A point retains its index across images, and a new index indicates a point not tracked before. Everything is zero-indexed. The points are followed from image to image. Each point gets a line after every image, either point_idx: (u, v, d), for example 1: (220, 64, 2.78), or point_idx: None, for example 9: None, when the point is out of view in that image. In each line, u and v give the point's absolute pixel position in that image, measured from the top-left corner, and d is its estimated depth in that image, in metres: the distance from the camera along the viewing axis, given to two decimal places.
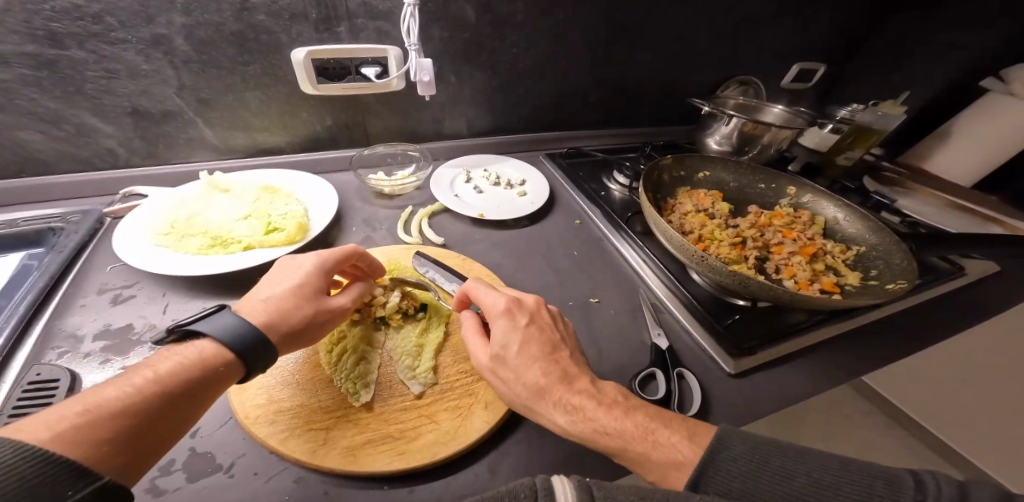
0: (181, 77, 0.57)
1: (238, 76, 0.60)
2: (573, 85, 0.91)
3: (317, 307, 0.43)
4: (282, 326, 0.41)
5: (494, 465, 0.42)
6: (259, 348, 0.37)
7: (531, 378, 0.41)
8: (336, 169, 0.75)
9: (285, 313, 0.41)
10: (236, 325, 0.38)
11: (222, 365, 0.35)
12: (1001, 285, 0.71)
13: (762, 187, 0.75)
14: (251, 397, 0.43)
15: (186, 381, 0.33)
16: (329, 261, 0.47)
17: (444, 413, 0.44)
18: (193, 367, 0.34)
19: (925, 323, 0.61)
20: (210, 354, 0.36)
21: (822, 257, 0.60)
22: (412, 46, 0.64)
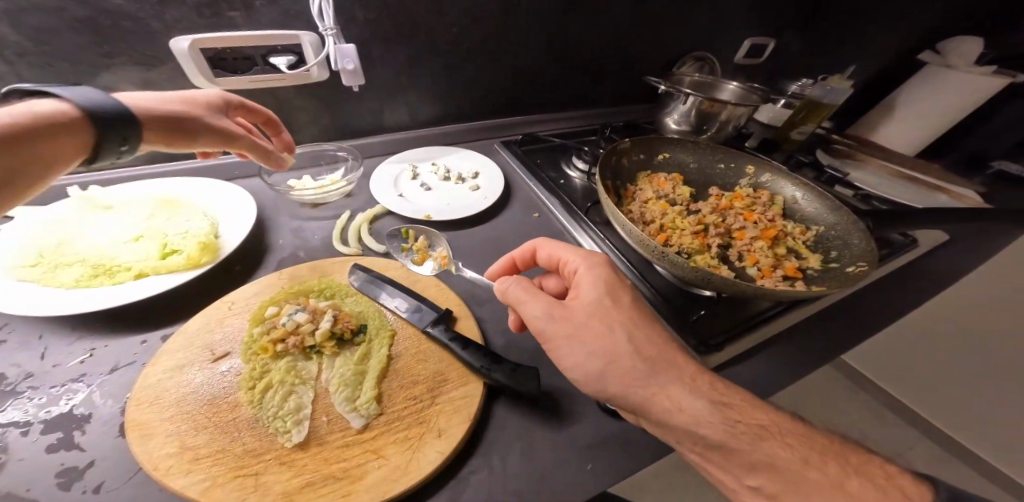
0: (21, 73, 0.45)
1: (105, 72, 0.49)
2: (523, 67, 0.84)
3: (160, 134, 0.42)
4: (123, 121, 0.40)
5: (454, 495, 0.37)
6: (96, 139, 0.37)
7: (646, 344, 0.38)
8: (244, 176, 0.64)
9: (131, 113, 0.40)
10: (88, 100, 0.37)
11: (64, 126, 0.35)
12: (948, 254, 0.73)
13: (722, 167, 0.73)
14: (159, 448, 0.36)
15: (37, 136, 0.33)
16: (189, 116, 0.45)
17: (391, 447, 0.38)
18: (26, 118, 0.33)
19: (884, 303, 0.62)
20: (53, 111, 0.35)
21: (783, 241, 0.59)
22: (327, 30, 0.55)
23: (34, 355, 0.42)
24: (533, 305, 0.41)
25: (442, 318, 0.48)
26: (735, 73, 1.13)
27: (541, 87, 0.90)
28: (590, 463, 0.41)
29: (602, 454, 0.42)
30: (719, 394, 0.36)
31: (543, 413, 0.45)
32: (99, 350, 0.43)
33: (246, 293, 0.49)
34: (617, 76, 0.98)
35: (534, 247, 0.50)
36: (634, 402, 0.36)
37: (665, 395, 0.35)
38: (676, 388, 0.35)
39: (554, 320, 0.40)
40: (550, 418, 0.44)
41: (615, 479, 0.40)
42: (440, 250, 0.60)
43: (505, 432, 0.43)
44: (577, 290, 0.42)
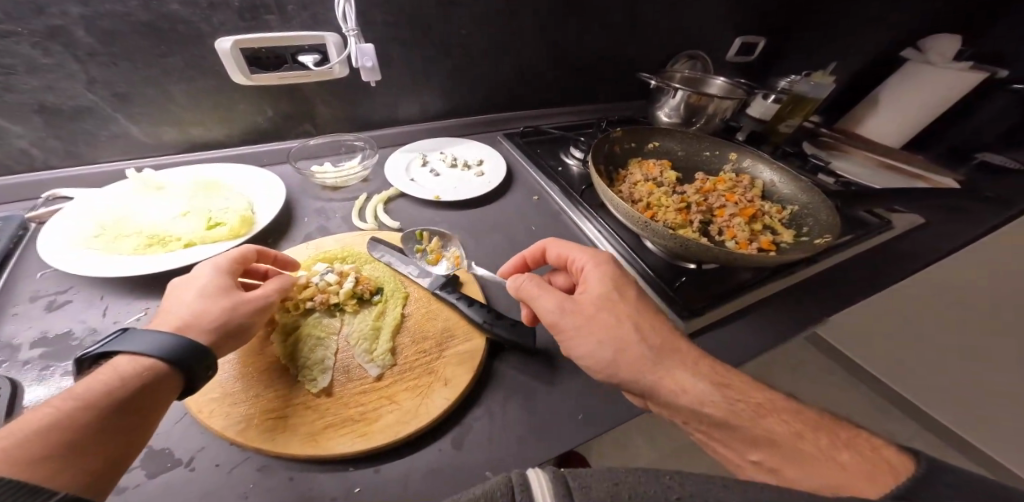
0: (89, 71, 0.52)
1: (158, 69, 0.55)
2: (526, 65, 0.90)
3: (231, 301, 0.39)
4: (200, 328, 0.37)
5: (459, 438, 0.43)
6: (187, 351, 0.34)
7: (654, 334, 0.43)
8: (274, 162, 0.71)
9: (197, 317, 0.37)
10: (157, 339, 0.34)
11: (150, 371, 0.32)
12: (925, 235, 0.78)
13: (707, 154, 0.79)
14: (203, 392, 0.41)
15: (121, 387, 0.30)
16: (222, 261, 0.43)
17: (404, 394, 0.44)
18: (115, 382, 0.31)
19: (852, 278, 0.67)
20: (132, 367, 0.32)
21: (761, 218, 0.65)
22: (350, 31, 0.62)
23: (97, 312, 0.47)
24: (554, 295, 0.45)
25: (450, 282, 0.54)
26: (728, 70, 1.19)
27: (543, 84, 0.96)
28: (580, 413, 0.47)
29: (592, 405, 0.47)
30: (721, 377, 0.40)
31: (540, 369, 0.50)
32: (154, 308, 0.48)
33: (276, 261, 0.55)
34: (614, 73, 1.03)
35: (543, 246, 0.55)
36: (645, 386, 0.41)
37: (671, 378, 0.40)
38: (680, 372, 0.40)
39: (563, 315, 0.45)
40: (546, 374, 0.50)
41: (604, 426, 0.46)
42: (452, 250, 0.62)
43: (505, 385, 0.48)
44: (585, 285, 0.48)
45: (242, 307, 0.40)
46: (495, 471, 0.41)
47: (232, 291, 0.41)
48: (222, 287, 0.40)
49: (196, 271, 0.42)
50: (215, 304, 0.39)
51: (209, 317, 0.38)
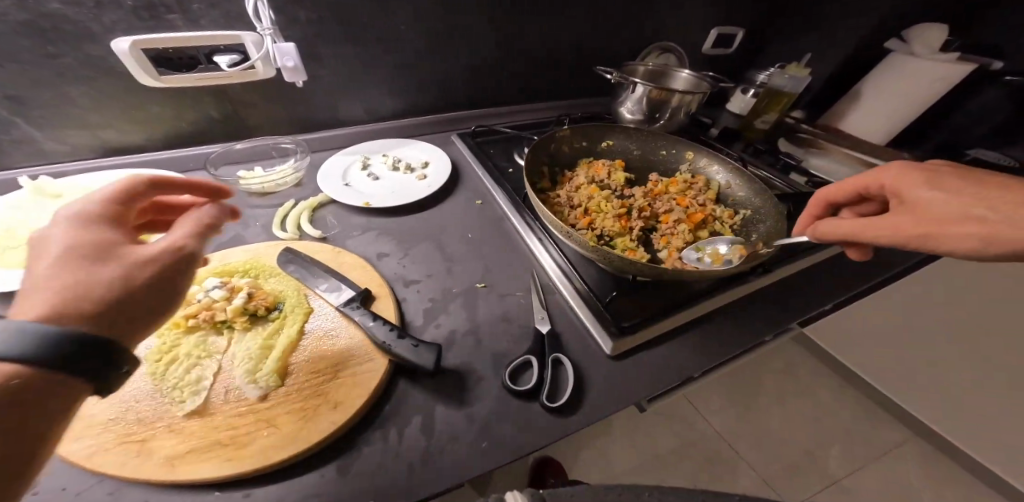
0: None
1: (52, 71, 0.52)
2: (480, 62, 0.85)
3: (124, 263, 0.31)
4: (87, 303, 0.29)
5: (345, 465, 0.40)
6: (76, 344, 0.26)
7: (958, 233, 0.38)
8: (189, 169, 0.67)
9: (79, 291, 0.29)
10: (21, 324, 0.25)
11: (19, 378, 0.25)
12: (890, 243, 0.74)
13: (664, 153, 0.74)
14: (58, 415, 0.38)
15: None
16: (94, 206, 0.34)
17: (284, 417, 0.41)
18: None
19: (804, 290, 0.63)
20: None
21: (709, 224, 0.61)
22: (265, 30, 0.58)
23: None
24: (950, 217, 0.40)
25: (358, 296, 0.50)
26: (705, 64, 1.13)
27: (501, 81, 0.91)
28: (485, 440, 0.43)
29: (499, 430, 0.44)
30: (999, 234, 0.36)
31: (449, 390, 0.47)
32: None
33: None
34: (579, 68, 0.98)
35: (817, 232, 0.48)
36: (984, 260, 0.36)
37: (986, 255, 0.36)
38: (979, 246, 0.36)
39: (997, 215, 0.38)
40: (454, 396, 0.47)
41: (508, 454, 0.43)
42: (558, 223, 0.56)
43: (408, 407, 0.45)
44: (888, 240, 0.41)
45: (133, 266, 0.32)
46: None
47: (114, 247, 0.32)
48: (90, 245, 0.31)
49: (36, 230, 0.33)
50: (104, 269, 0.31)
51: (87, 288, 0.30)
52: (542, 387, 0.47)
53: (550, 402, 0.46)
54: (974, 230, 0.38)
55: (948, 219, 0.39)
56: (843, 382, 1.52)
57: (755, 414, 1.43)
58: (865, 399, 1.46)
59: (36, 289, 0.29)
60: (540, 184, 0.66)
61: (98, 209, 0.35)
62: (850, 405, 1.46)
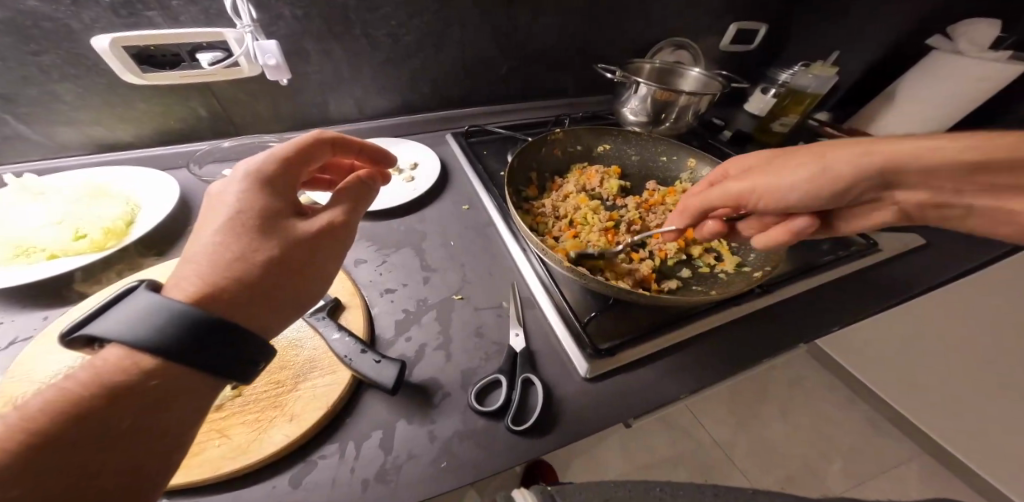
0: None
1: (35, 68, 0.53)
2: (475, 58, 0.82)
3: (263, 241, 0.34)
4: (230, 278, 0.32)
5: (297, 477, 0.39)
6: (209, 326, 0.28)
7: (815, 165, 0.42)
8: (172, 166, 0.67)
9: (224, 267, 0.32)
10: (157, 309, 0.27)
11: (147, 364, 0.27)
12: (909, 264, 0.68)
13: (664, 160, 0.70)
14: None
15: (120, 387, 0.26)
16: (264, 178, 0.37)
17: (238, 427, 0.40)
18: (105, 384, 0.26)
19: (802, 311, 0.59)
20: (118, 365, 0.27)
21: (705, 240, 0.59)
22: (245, 28, 0.57)
23: None
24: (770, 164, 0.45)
25: (327, 307, 0.49)
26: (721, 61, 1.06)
27: (498, 79, 0.88)
28: (444, 461, 0.41)
29: (459, 450, 0.42)
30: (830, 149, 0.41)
31: (412, 405, 0.45)
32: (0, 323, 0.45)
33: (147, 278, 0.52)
34: (582, 65, 0.93)
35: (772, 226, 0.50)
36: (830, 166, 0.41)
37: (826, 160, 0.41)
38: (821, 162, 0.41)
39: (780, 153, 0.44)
40: (418, 410, 0.45)
41: (467, 475, 0.41)
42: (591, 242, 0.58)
43: (369, 420, 0.44)
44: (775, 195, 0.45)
45: (278, 241, 0.35)
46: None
47: (270, 219, 0.35)
48: (250, 217, 0.34)
49: (237, 194, 0.36)
50: (241, 246, 0.33)
51: (242, 263, 0.33)
52: (508, 408, 0.45)
53: (515, 424, 0.43)
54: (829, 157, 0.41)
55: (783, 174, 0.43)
56: (854, 396, 1.43)
57: (756, 423, 1.37)
58: (876, 414, 1.38)
59: (180, 272, 0.32)
60: (525, 191, 0.63)
61: (273, 175, 0.38)
62: (860, 421, 1.38)
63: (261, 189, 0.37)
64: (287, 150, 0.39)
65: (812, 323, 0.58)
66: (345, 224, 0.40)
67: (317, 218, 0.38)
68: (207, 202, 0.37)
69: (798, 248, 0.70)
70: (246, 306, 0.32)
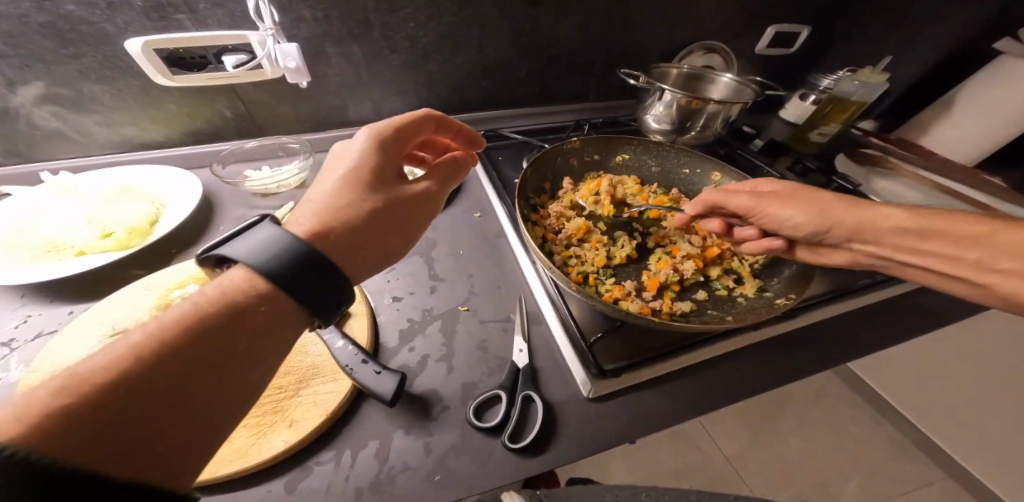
0: (7, 73, 0.53)
1: (74, 70, 0.55)
2: (494, 60, 0.80)
3: (371, 197, 0.37)
4: (339, 223, 0.35)
5: (294, 482, 0.40)
6: (321, 264, 0.31)
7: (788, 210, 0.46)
8: (200, 165, 0.69)
9: (337, 212, 0.35)
10: (279, 242, 0.31)
11: (264, 290, 0.30)
12: (954, 293, 0.63)
13: (687, 172, 0.66)
14: None
15: (238, 308, 0.29)
16: (383, 139, 0.41)
17: (241, 431, 0.41)
18: (228, 303, 0.28)
19: (829, 340, 0.55)
20: (240, 286, 0.30)
21: (727, 260, 0.55)
22: (267, 30, 0.58)
23: None
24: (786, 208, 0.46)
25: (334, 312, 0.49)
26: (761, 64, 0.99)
27: (518, 81, 0.86)
28: (438, 474, 0.41)
29: (454, 465, 0.42)
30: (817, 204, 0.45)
31: (410, 416, 0.45)
32: (33, 314, 0.48)
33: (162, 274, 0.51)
34: (607, 68, 0.90)
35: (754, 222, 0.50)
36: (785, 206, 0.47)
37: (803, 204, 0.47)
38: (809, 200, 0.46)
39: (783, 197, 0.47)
40: (415, 421, 0.45)
41: (459, 492, 0.40)
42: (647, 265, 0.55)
43: (367, 428, 0.44)
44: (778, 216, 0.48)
45: (380, 199, 0.38)
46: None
47: (379, 178, 0.39)
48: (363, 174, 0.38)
49: (355, 152, 0.39)
50: (352, 197, 0.37)
51: (350, 212, 0.36)
52: (506, 426, 0.44)
53: (512, 442, 0.42)
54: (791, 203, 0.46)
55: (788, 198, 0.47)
56: (877, 415, 1.33)
57: (773, 441, 1.30)
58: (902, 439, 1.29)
59: (298, 211, 0.36)
60: (537, 202, 0.61)
61: (388, 141, 0.41)
62: (883, 444, 1.28)
63: (377, 150, 0.40)
64: (405, 121, 0.44)
65: (840, 353, 0.54)
66: (435, 196, 0.43)
67: (415, 185, 0.41)
68: (331, 156, 0.41)
69: (830, 271, 0.65)
70: (345, 251, 0.35)
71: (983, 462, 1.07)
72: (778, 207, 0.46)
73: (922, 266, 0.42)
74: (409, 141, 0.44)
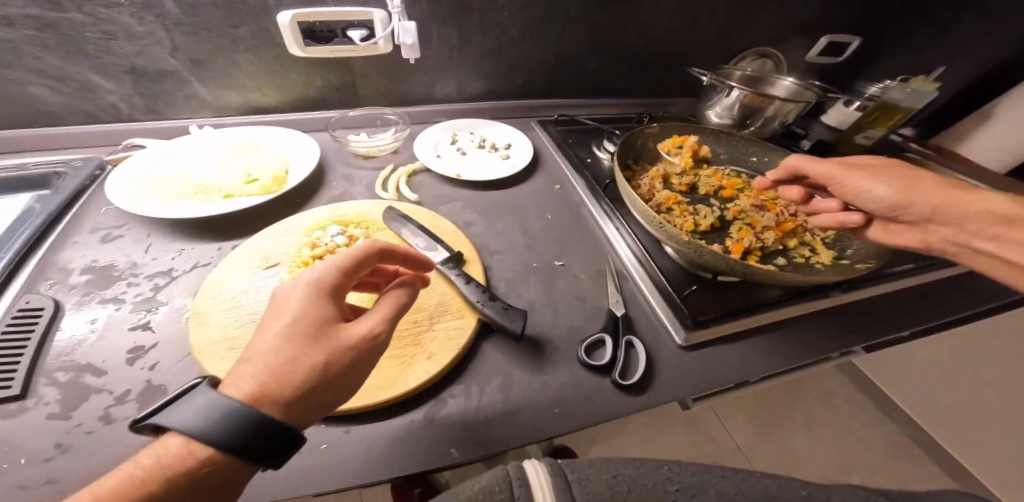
0: (175, 39, 0.59)
1: (229, 38, 0.62)
2: (570, 52, 0.87)
3: (318, 349, 0.31)
4: (279, 390, 0.29)
5: (432, 412, 0.44)
6: (250, 442, 0.26)
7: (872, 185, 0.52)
8: (314, 129, 0.76)
9: (275, 376, 0.29)
10: (211, 414, 0.26)
11: (202, 459, 0.26)
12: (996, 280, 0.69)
13: (755, 160, 0.72)
14: (207, 334, 0.42)
15: (177, 475, 0.25)
16: (325, 280, 0.35)
17: (387, 361, 0.46)
18: (163, 472, 0.25)
19: (890, 310, 0.60)
20: (178, 455, 0.26)
21: (800, 234, 0.59)
22: (395, 8, 0.66)
23: (139, 249, 0.52)
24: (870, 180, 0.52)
25: (452, 258, 0.55)
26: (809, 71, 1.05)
27: (588, 74, 0.92)
28: (559, 407, 0.46)
29: (571, 401, 0.47)
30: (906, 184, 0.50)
31: (526, 358, 0.50)
32: (184, 249, 0.53)
33: (295, 221, 0.57)
34: (670, 67, 0.96)
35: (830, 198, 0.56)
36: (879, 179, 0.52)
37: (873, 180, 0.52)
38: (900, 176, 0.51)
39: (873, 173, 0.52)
40: (533, 364, 0.49)
41: (579, 424, 0.45)
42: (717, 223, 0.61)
43: (490, 368, 0.49)
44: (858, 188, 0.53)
45: (328, 349, 0.31)
46: (459, 450, 0.42)
47: (323, 329, 0.32)
48: (307, 323, 0.32)
49: (298, 297, 0.33)
50: (293, 352, 0.30)
51: (292, 372, 0.29)
52: (615, 365, 0.49)
53: (622, 379, 0.48)
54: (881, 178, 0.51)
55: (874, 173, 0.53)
56: (881, 415, 1.39)
57: (785, 435, 1.35)
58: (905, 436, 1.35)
59: (237, 370, 0.30)
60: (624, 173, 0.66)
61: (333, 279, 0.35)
62: (891, 440, 1.34)
63: (320, 292, 0.34)
64: (349, 260, 0.36)
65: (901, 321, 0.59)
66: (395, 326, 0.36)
67: (368, 320, 0.34)
68: (267, 309, 0.34)
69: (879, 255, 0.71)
70: (291, 414, 0.29)
71: (952, 433, 1.22)
72: (859, 179, 0.52)
73: (993, 253, 0.47)
74: (360, 268, 0.37)
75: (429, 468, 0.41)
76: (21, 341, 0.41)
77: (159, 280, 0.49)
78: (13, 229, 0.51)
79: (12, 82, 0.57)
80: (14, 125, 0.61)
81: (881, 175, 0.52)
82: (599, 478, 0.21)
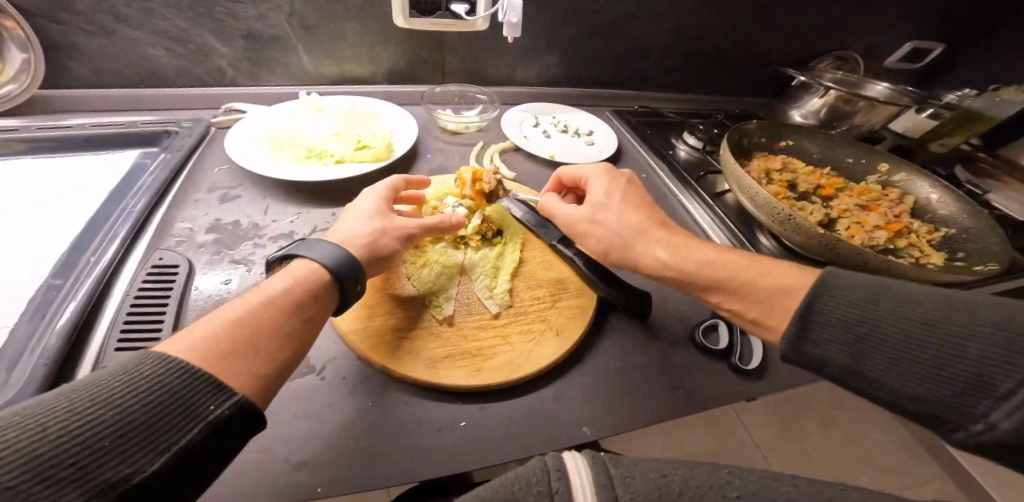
0: (294, 3, 0.60)
1: (343, 6, 0.63)
2: (656, 43, 0.86)
3: (384, 222, 0.43)
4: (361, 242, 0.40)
5: (562, 391, 0.43)
6: (351, 268, 0.37)
7: (632, 220, 0.47)
8: (407, 102, 0.76)
9: (358, 233, 0.41)
10: (330, 246, 0.38)
11: (318, 286, 0.35)
12: None
13: (850, 161, 0.73)
14: None
15: (296, 301, 0.33)
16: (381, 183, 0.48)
17: (517, 336, 0.46)
18: (291, 289, 0.33)
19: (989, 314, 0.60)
20: (301, 280, 0.34)
21: (907, 235, 0.59)
22: None
23: (257, 210, 0.53)
24: (659, 249, 0.44)
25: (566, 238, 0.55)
26: (882, 76, 1.04)
27: (666, 68, 0.91)
28: (681, 389, 0.45)
29: (693, 384, 0.46)
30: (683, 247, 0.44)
31: (642, 338, 0.50)
32: (302, 213, 0.53)
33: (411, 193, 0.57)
34: (745, 64, 0.96)
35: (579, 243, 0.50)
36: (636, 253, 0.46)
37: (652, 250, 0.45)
38: (645, 246, 0.45)
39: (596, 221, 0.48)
40: (649, 344, 0.49)
41: (704, 407, 0.44)
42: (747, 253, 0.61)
43: (608, 346, 0.48)
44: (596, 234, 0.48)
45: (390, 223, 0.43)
46: (592, 430, 0.40)
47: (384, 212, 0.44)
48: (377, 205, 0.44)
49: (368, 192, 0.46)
50: (368, 222, 0.42)
51: (370, 235, 0.41)
52: (733, 349, 0.49)
53: (742, 364, 0.47)
54: (665, 245, 0.44)
55: (640, 243, 0.45)
56: None
57: None
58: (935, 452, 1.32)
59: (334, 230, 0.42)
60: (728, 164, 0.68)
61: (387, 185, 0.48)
62: None
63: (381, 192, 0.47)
64: (391, 180, 0.49)
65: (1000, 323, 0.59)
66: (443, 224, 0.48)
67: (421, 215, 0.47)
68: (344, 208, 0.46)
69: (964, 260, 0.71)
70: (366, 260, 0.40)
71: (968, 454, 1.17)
72: (650, 242, 0.45)
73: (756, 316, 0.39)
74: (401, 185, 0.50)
75: (564, 447, 0.39)
76: (165, 297, 0.40)
77: (284, 243, 0.49)
78: (131, 184, 0.51)
79: (132, 41, 0.58)
80: (124, 83, 0.62)
81: (635, 228, 0.46)
82: (644, 477, 0.18)
